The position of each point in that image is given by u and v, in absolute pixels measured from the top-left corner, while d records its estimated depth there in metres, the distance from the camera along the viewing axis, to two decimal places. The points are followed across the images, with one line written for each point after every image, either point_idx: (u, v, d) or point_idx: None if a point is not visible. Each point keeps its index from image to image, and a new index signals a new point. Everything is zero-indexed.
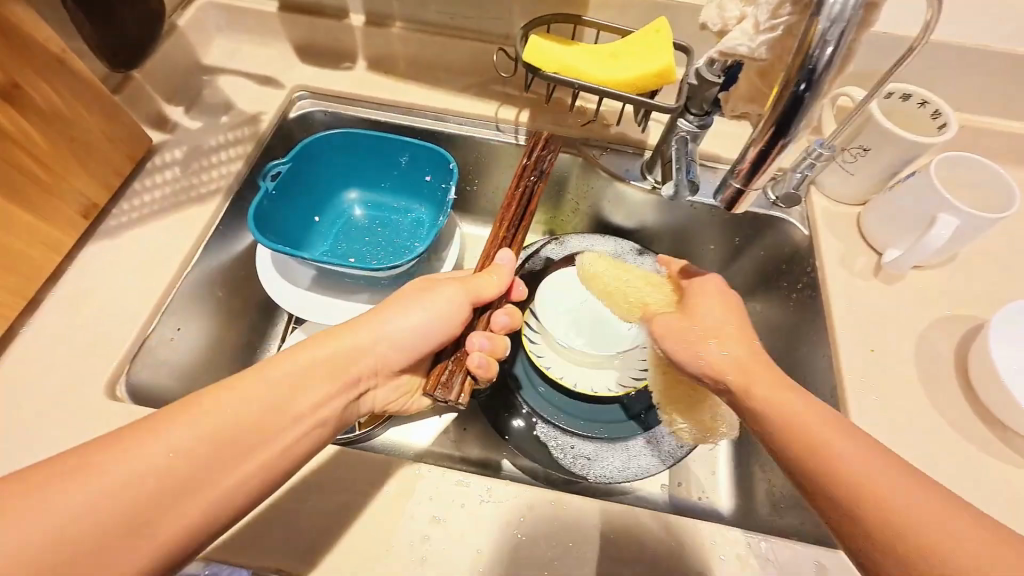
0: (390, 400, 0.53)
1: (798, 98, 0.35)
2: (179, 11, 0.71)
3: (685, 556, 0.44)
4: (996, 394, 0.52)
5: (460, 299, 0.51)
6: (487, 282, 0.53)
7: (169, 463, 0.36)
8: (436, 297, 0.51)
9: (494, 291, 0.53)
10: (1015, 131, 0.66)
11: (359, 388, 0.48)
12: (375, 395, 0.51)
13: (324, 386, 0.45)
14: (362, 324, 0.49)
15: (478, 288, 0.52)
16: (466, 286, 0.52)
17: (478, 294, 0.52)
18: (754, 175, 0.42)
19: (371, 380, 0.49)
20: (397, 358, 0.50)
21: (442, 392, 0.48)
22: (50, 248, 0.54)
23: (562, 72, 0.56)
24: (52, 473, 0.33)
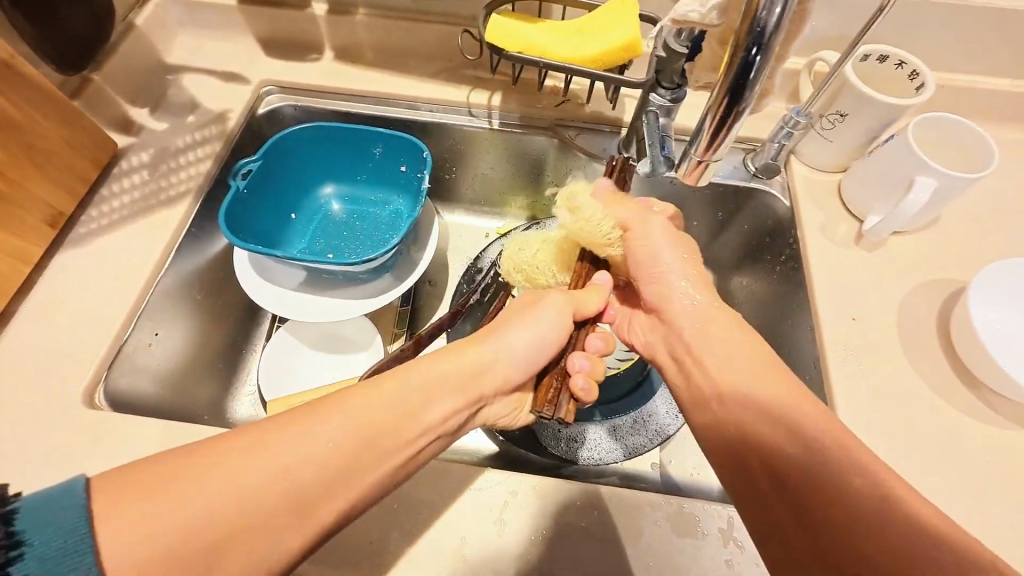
0: (501, 416, 0.50)
1: (748, 63, 0.36)
2: (137, 9, 0.69)
3: (669, 533, 0.45)
4: (977, 356, 0.51)
5: (563, 314, 0.49)
6: (591, 297, 0.51)
7: (272, 483, 0.33)
8: (549, 312, 0.49)
9: (597, 307, 0.51)
10: (994, 88, 0.64)
11: (479, 404, 0.46)
12: (489, 411, 0.48)
13: (451, 401, 0.43)
14: (485, 341, 0.47)
15: (582, 304, 0.50)
16: (570, 299, 0.50)
17: (581, 308, 0.50)
18: (713, 145, 0.43)
19: (491, 398, 0.47)
20: (518, 376, 0.48)
21: (550, 410, 0.47)
22: (18, 259, 0.54)
23: (527, 51, 0.55)
24: (138, 489, 0.31)
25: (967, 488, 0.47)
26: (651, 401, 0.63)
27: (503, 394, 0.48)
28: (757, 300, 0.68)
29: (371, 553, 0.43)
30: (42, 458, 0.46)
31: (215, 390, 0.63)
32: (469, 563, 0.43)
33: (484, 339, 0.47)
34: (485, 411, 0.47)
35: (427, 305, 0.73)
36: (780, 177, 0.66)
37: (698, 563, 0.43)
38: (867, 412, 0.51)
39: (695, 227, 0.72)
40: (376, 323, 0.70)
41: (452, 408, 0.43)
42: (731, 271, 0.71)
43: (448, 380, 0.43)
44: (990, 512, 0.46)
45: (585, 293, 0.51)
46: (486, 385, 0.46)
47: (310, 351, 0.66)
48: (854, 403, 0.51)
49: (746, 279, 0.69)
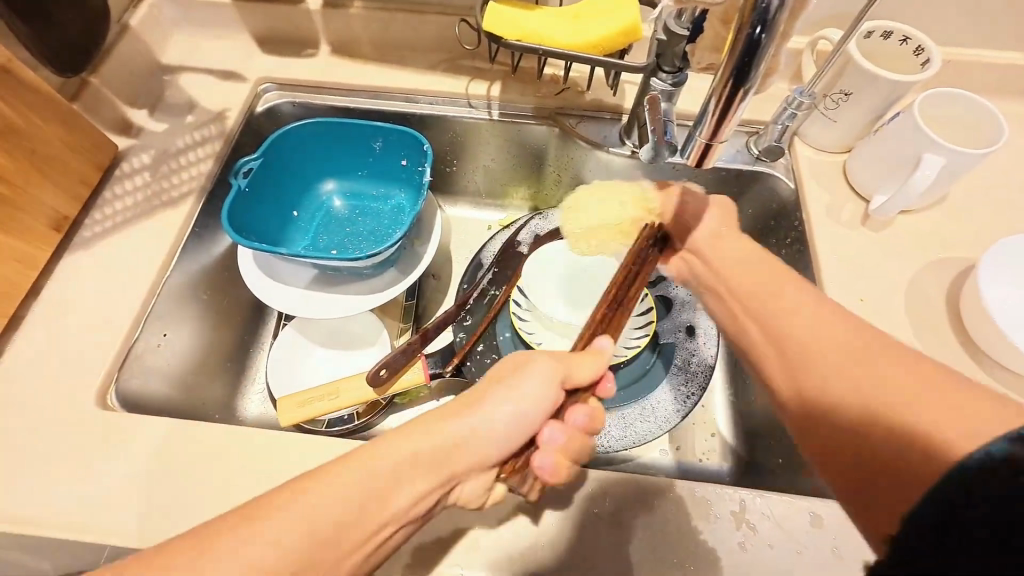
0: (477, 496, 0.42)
1: (754, 42, 0.35)
2: (131, 9, 0.69)
3: (682, 517, 0.45)
4: (988, 333, 0.51)
5: (554, 379, 0.43)
6: (584, 363, 0.45)
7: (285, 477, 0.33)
8: (538, 375, 0.42)
9: (587, 376, 0.44)
10: (999, 62, 0.63)
11: (452, 486, 0.39)
12: (464, 489, 0.40)
13: (421, 483, 0.37)
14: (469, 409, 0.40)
15: (573, 373, 0.44)
16: (562, 362, 0.44)
17: (571, 375, 0.44)
18: (720, 127, 0.41)
19: (467, 477, 0.40)
20: (499, 452, 0.41)
21: (517, 482, 0.43)
22: (25, 264, 0.54)
23: (524, 40, 0.54)
24: None
25: None
26: (659, 388, 0.63)
27: (489, 467, 0.41)
28: None
29: None
30: (58, 461, 0.47)
31: (226, 391, 0.63)
32: (484, 552, 0.43)
33: (467, 405, 0.41)
34: (460, 490, 0.40)
35: (432, 299, 0.73)
36: (783, 159, 0.65)
37: (711, 547, 0.43)
38: None
39: None
40: (382, 318, 0.70)
41: (422, 493, 0.37)
42: None
43: (416, 461, 0.37)
44: None
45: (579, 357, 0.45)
46: (462, 460, 0.39)
47: (318, 347, 0.67)
48: None
49: None
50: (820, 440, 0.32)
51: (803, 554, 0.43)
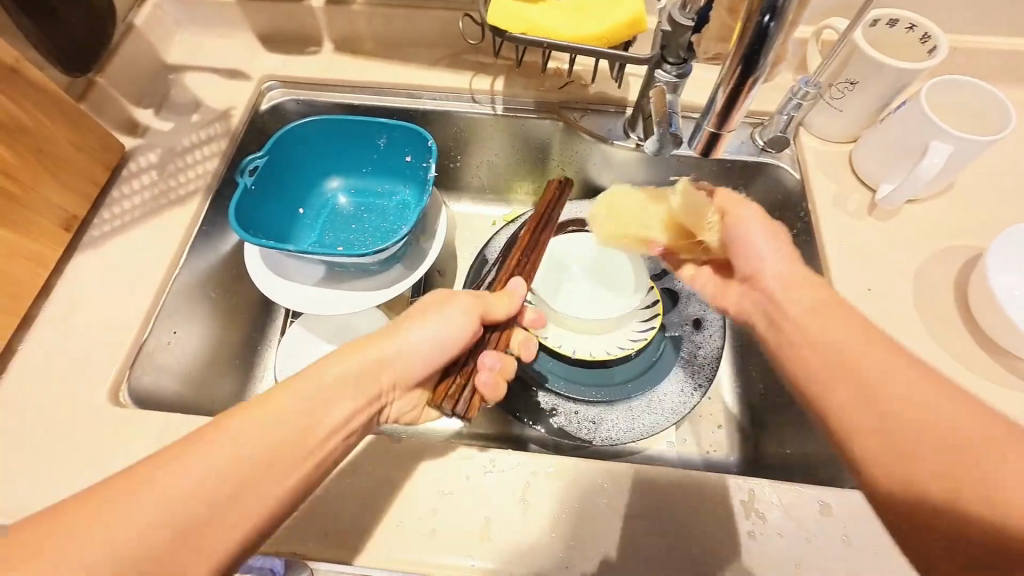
0: (402, 413, 0.50)
1: (762, 31, 0.35)
2: (135, 9, 0.69)
3: (690, 507, 0.45)
4: (997, 322, 0.51)
5: (473, 313, 0.49)
6: (497, 302, 0.52)
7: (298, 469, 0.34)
8: (458, 310, 0.48)
9: (505, 313, 0.52)
10: (1005, 49, 0.63)
11: (380, 403, 0.45)
12: (391, 408, 0.47)
13: (352, 401, 0.42)
14: (383, 335, 0.45)
15: (490, 309, 0.51)
16: (479, 300, 0.50)
17: (488, 311, 0.51)
18: (727, 117, 0.42)
19: (391, 394, 0.46)
20: (420, 371, 0.47)
21: (451, 405, 0.50)
22: (36, 264, 0.54)
23: (529, 33, 0.54)
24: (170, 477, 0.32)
25: None
26: (665, 380, 0.63)
27: (408, 389, 0.48)
28: None
29: (397, 536, 0.44)
30: (72, 457, 0.47)
31: (235, 387, 0.64)
32: (494, 543, 0.44)
33: (381, 333, 0.46)
34: (388, 409, 0.47)
35: None
36: (789, 150, 0.65)
37: (721, 536, 0.44)
38: None
39: None
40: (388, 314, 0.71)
41: (353, 409, 0.41)
42: None
43: (343, 382, 0.42)
44: None
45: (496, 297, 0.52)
46: (387, 378, 0.45)
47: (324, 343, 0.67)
48: None
49: None
50: (888, 462, 0.32)
51: (812, 542, 0.43)
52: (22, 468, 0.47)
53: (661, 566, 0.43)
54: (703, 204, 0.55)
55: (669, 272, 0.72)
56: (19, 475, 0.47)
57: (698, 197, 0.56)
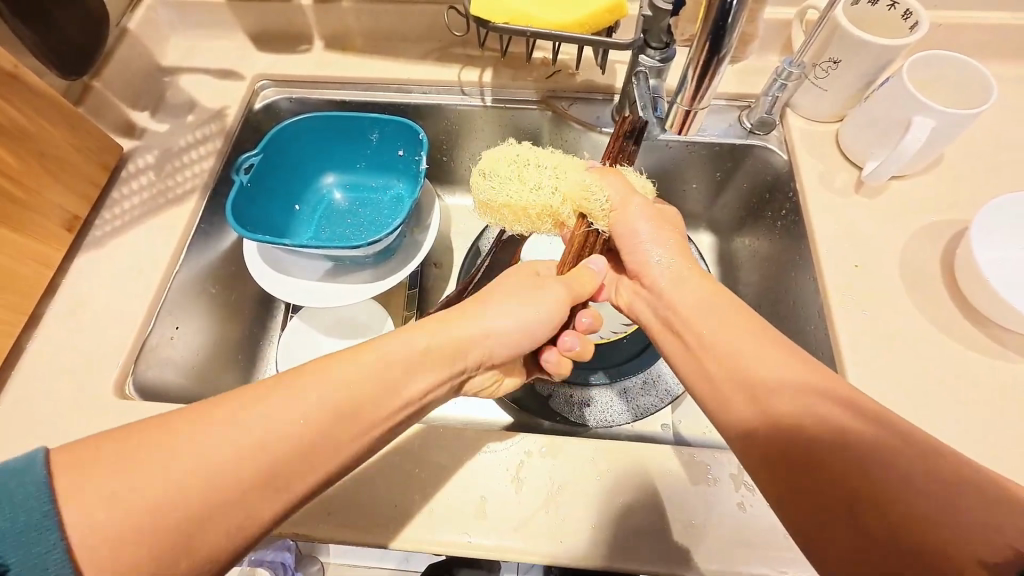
0: (479, 386, 0.50)
1: (726, 8, 0.42)
2: (128, 13, 0.71)
3: (681, 481, 0.46)
4: (983, 293, 0.52)
5: (563, 303, 0.50)
6: (579, 282, 0.52)
7: (291, 452, 0.35)
8: (554, 299, 0.49)
9: (586, 293, 0.52)
10: (986, 22, 0.63)
11: (463, 377, 0.46)
12: (471, 381, 0.48)
13: None
14: (465, 318, 0.46)
15: (578, 291, 0.51)
16: (569, 289, 0.50)
17: (575, 296, 0.51)
18: (696, 96, 0.51)
19: (475, 370, 0.47)
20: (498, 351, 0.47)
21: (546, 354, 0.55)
22: (41, 264, 0.56)
23: (512, 22, 0.55)
24: None
25: (976, 422, 0.48)
26: (660, 361, 0.64)
27: (491, 366, 0.48)
28: (760, 257, 0.68)
29: (397, 515, 0.46)
30: None
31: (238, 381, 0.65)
32: (490, 520, 0.45)
33: (465, 316, 0.46)
34: (468, 381, 0.48)
35: (434, 286, 0.74)
36: (776, 132, 0.66)
37: (712, 508, 0.45)
38: (873, 356, 0.51)
39: (695, 189, 0.73)
40: (386, 306, 0.72)
41: (431, 382, 0.43)
42: (734, 232, 0.73)
43: None
44: (1000, 443, 0.47)
45: (580, 279, 0.52)
46: (473, 356, 0.46)
47: (323, 336, 0.68)
48: (860, 349, 0.52)
49: (748, 238, 0.71)
50: None
51: None
52: None
53: (652, 538, 0.44)
54: (584, 178, 0.54)
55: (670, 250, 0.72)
56: None
57: (583, 172, 0.55)
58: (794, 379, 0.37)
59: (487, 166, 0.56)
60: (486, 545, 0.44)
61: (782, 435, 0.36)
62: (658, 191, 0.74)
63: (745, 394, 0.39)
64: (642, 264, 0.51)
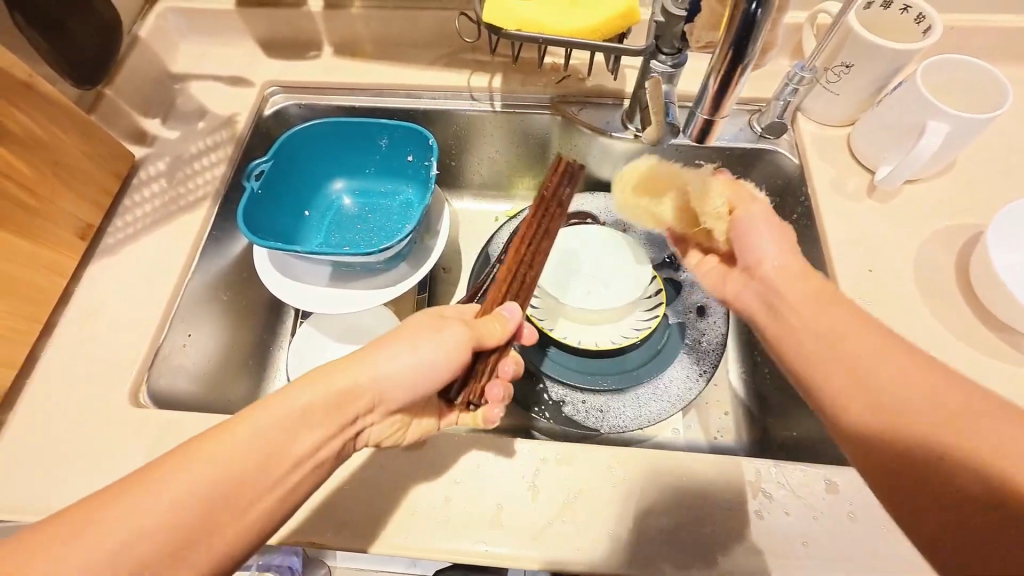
0: (384, 438, 0.44)
1: (750, 18, 0.42)
2: (140, 21, 0.71)
3: (697, 489, 0.46)
4: (999, 298, 0.52)
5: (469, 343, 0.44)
6: (489, 326, 0.47)
7: None
8: (454, 338, 0.44)
9: (496, 337, 0.47)
10: (998, 25, 0.63)
11: (357, 429, 0.41)
12: (368, 434, 0.43)
13: None
14: (364, 356, 0.42)
15: (485, 335, 0.46)
16: (472, 327, 0.45)
17: (483, 338, 0.46)
18: (719, 105, 0.51)
19: (367, 421, 0.42)
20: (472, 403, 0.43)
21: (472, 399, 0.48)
22: (55, 272, 0.56)
23: (524, 29, 0.55)
24: (195, 470, 0.33)
25: None
26: (671, 366, 0.63)
27: (389, 414, 0.43)
28: None
29: (413, 523, 0.46)
30: (98, 456, 0.49)
31: (249, 389, 0.66)
32: (506, 528, 0.45)
33: (362, 354, 0.42)
34: (365, 435, 0.43)
35: (444, 291, 0.74)
36: (787, 136, 0.66)
37: (726, 514, 0.45)
38: None
39: None
40: (396, 312, 0.72)
41: (323, 439, 0.38)
42: None
43: None
44: None
45: (486, 323, 0.47)
46: (361, 401, 0.41)
47: (333, 342, 0.68)
48: None
49: None
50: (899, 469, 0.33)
51: (819, 520, 0.44)
52: (50, 468, 0.49)
53: (668, 546, 0.44)
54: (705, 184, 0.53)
55: (671, 262, 0.71)
56: (49, 475, 0.48)
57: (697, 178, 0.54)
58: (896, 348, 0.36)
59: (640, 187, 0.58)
60: (502, 554, 0.44)
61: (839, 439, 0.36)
62: None
63: None
64: (755, 257, 0.47)
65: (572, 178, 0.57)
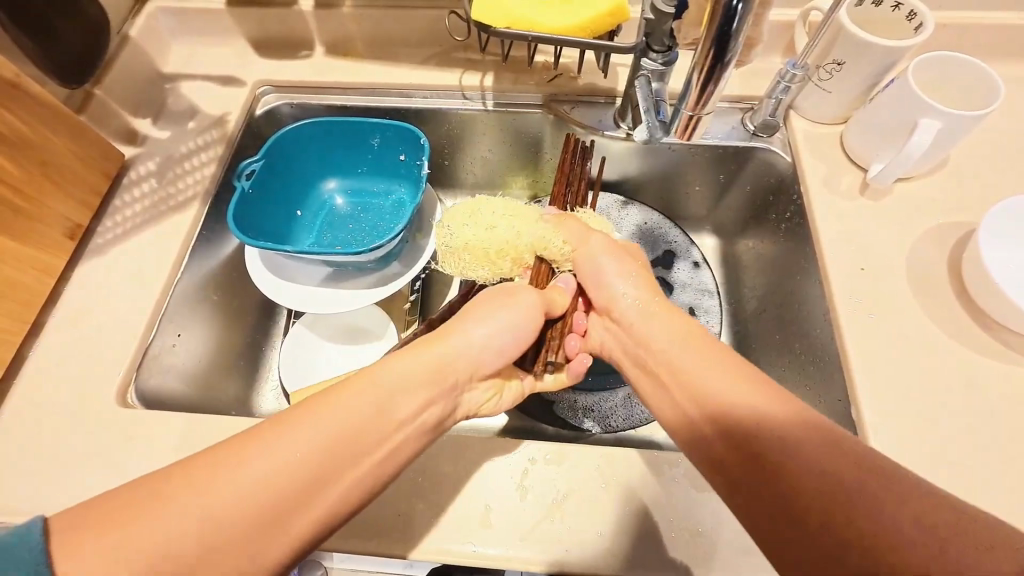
0: (481, 404, 0.50)
1: (731, 13, 0.41)
2: (130, 20, 0.71)
3: (687, 489, 0.46)
4: (991, 296, 0.51)
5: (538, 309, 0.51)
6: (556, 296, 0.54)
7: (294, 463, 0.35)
8: (526, 303, 0.50)
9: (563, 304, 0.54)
10: (990, 22, 0.63)
11: (456, 394, 0.47)
12: (469, 398, 0.49)
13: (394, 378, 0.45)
14: (456, 328, 0.48)
15: (553, 302, 0.53)
16: (542, 296, 0.52)
17: (552, 306, 0.53)
18: (700, 102, 0.50)
19: (468, 384, 0.48)
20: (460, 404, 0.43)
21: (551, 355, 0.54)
22: (43, 272, 0.56)
23: (513, 27, 0.54)
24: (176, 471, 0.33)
25: (986, 427, 0.47)
26: None
27: (483, 378, 0.49)
28: (765, 260, 0.68)
29: (400, 524, 0.45)
30: (85, 457, 0.49)
31: (240, 390, 0.65)
32: (495, 529, 0.45)
33: (455, 325, 0.49)
34: (466, 399, 0.48)
35: (436, 291, 0.74)
36: (779, 134, 0.65)
37: (717, 515, 0.44)
38: (880, 359, 0.51)
39: (697, 192, 0.72)
40: (389, 312, 0.72)
41: (420, 403, 0.43)
42: (738, 233, 0.72)
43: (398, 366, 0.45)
44: (1010, 448, 0.46)
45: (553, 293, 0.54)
46: (458, 371, 0.47)
47: (325, 342, 0.68)
48: (867, 353, 0.51)
49: (752, 241, 0.70)
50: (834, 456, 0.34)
51: None
52: (37, 468, 0.49)
53: (657, 546, 0.44)
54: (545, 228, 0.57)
55: (665, 262, 0.71)
56: (36, 477, 0.48)
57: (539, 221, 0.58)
58: (786, 406, 0.38)
59: (456, 223, 0.58)
60: (491, 555, 0.44)
61: (760, 466, 0.36)
62: (662, 193, 0.74)
63: (745, 396, 0.39)
64: (607, 298, 0.54)
65: (584, 154, 0.62)
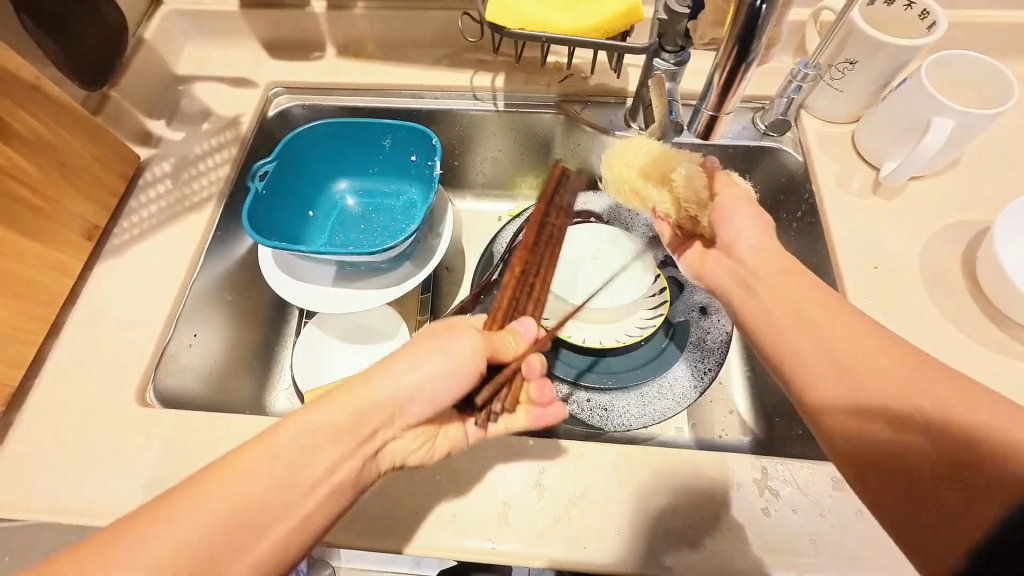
0: (408, 453, 0.45)
1: (755, 14, 0.42)
2: (144, 23, 0.71)
3: (704, 487, 0.46)
4: (1006, 294, 0.51)
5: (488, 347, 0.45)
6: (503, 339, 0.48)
7: None
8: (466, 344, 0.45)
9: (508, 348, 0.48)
10: (1004, 21, 0.63)
11: (378, 443, 0.42)
12: (392, 449, 0.43)
13: None
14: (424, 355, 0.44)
15: (497, 346, 0.47)
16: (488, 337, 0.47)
17: (496, 349, 0.47)
18: (724, 100, 0.50)
19: (391, 434, 0.43)
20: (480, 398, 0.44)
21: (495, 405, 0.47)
22: (62, 273, 0.56)
23: (527, 28, 0.55)
24: None
25: None
26: (677, 363, 0.64)
27: (411, 426, 0.44)
28: None
29: (418, 522, 0.46)
30: (105, 455, 0.49)
31: (254, 389, 0.66)
32: (512, 526, 0.45)
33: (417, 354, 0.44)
34: (387, 449, 0.43)
35: (447, 291, 0.74)
36: (791, 134, 0.65)
37: (733, 512, 0.45)
38: None
39: None
40: (400, 311, 0.72)
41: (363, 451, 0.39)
42: None
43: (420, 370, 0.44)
44: None
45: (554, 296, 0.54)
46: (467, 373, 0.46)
47: (338, 341, 0.68)
48: None
49: None
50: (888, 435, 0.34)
51: (826, 518, 0.44)
52: (58, 466, 0.49)
53: (675, 544, 0.44)
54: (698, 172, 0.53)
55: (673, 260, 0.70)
56: (57, 474, 0.49)
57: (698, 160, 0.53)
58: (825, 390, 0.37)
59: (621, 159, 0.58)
60: (509, 552, 0.44)
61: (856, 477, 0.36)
62: None
63: None
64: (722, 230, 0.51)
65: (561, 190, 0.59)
